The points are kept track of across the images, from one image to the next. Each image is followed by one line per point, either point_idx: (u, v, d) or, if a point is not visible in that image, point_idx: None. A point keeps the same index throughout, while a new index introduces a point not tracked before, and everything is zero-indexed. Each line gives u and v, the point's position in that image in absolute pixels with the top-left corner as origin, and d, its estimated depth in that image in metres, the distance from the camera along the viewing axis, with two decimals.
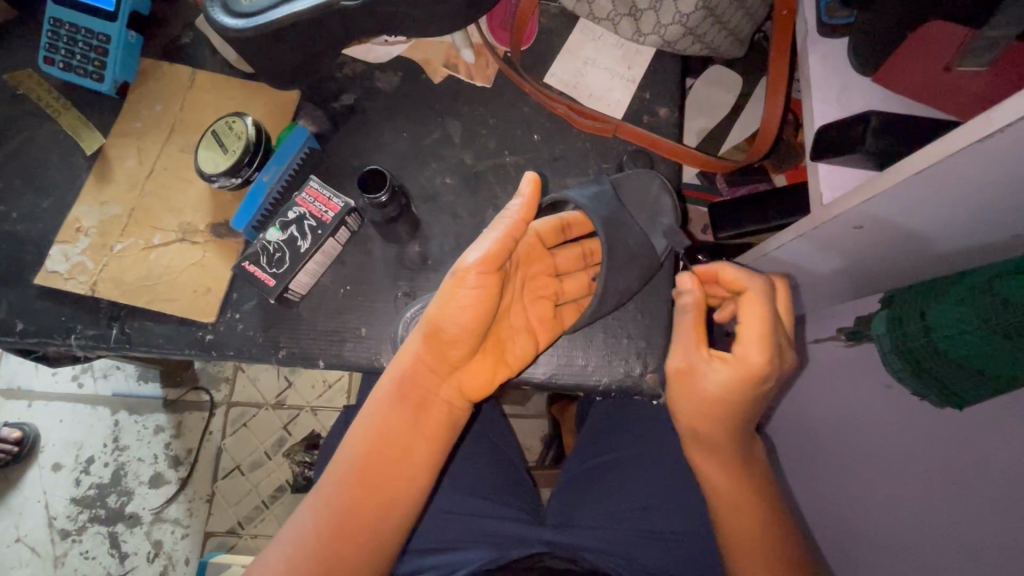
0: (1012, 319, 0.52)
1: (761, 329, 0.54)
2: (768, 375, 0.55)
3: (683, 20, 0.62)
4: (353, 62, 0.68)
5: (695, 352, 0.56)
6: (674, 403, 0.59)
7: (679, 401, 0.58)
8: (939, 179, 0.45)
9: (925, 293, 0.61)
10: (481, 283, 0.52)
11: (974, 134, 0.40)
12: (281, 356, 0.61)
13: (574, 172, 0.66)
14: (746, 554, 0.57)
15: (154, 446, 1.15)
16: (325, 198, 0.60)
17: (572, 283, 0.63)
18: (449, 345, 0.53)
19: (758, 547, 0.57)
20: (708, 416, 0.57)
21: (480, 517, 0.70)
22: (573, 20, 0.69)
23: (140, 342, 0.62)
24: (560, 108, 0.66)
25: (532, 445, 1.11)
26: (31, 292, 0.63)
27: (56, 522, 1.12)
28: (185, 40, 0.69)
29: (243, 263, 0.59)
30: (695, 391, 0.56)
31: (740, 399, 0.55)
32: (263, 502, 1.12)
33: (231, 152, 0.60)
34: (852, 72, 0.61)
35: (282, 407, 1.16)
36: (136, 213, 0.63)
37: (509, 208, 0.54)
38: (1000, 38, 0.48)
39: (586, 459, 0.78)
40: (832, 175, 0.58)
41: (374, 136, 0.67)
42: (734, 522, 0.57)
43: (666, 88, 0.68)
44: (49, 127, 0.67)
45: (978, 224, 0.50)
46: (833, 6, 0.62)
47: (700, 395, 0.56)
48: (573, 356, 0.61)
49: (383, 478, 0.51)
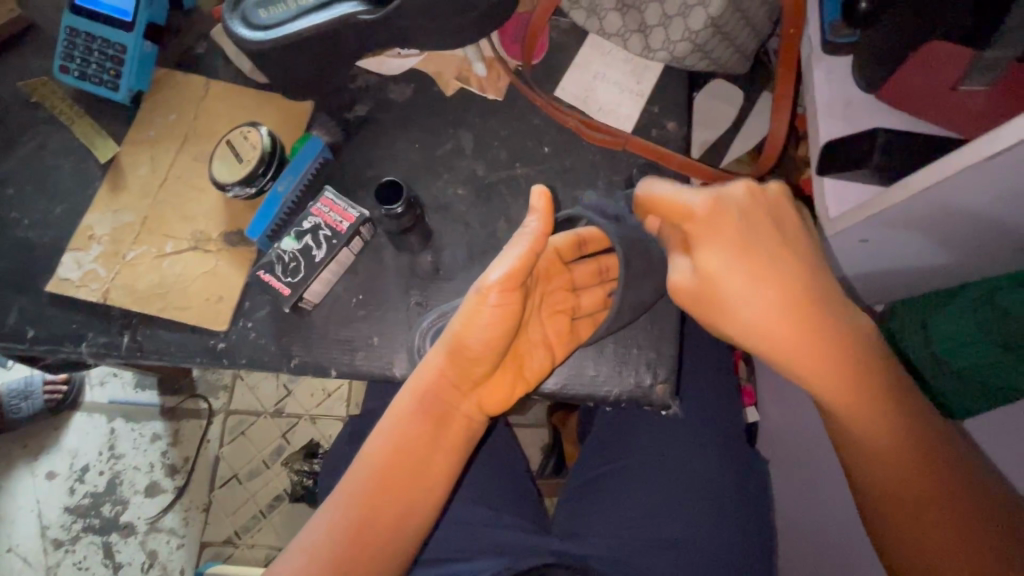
0: (1010, 331, 0.52)
1: (671, 193, 0.49)
2: (741, 262, 0.47)
3: (692, 36, 0.64)
4: (366, 73, 0.69)
5: (753, 185, 0.49)
6: (705, 319, 0.50)
7: (703, 317, 0.50)
8: (943, 195, 0.46)
9: (923, 306, 0.62)
10: (504, 300, 0.52)
11: (978, 154, 0.42)
12: (293, 365, 0.62)
13: (584, 184, 0.67)
14: (891, 508, 0.49)
15: (151, 454, 1.14)
16: (341, 208, 0.61)
17: (588, 297, 0.63)
18: (472, 361, 0.54)
19: (907, 480, 0.48)
20: (794, 256, 0.47)
21: (487, 527, 0.71)
22: (583, 36, 0.70)
23: (150, 351, 0.62)
24: (571, 122, 0.66)
25: (532, 454, 1.12)
26: (40, 300, 0.63)
27: (49, 531, 1.11)
28: (199, 50, 0.69)
29: (258, 272, 0.60)
30: (772, 209, 0.48)
31: (754, 274, 0.46)
32: (261, 511, 1.11)
33: (247, 161, 0.60)
34: (856, 88, 0.63)
35: (281, 415, 1.15)
36: (150, 221, 0.64)
37: (528, 225, 0.54)
38: (1000, 57, 0.49)
39: (590, 469, 0.77)
40: (841, 190, 0.60)
41: (386, 147, 0.68)
42: (875, 454, 0.49)
43: (674, 102, 0.69)
44: (61, 134, 0.67)
45: (984, 237, 0.51)
46: (836, 26, 0.63)
47: (778, 215, 0.48)
48: (583, 367, 0.61)
49: (403, 490, 0.51)
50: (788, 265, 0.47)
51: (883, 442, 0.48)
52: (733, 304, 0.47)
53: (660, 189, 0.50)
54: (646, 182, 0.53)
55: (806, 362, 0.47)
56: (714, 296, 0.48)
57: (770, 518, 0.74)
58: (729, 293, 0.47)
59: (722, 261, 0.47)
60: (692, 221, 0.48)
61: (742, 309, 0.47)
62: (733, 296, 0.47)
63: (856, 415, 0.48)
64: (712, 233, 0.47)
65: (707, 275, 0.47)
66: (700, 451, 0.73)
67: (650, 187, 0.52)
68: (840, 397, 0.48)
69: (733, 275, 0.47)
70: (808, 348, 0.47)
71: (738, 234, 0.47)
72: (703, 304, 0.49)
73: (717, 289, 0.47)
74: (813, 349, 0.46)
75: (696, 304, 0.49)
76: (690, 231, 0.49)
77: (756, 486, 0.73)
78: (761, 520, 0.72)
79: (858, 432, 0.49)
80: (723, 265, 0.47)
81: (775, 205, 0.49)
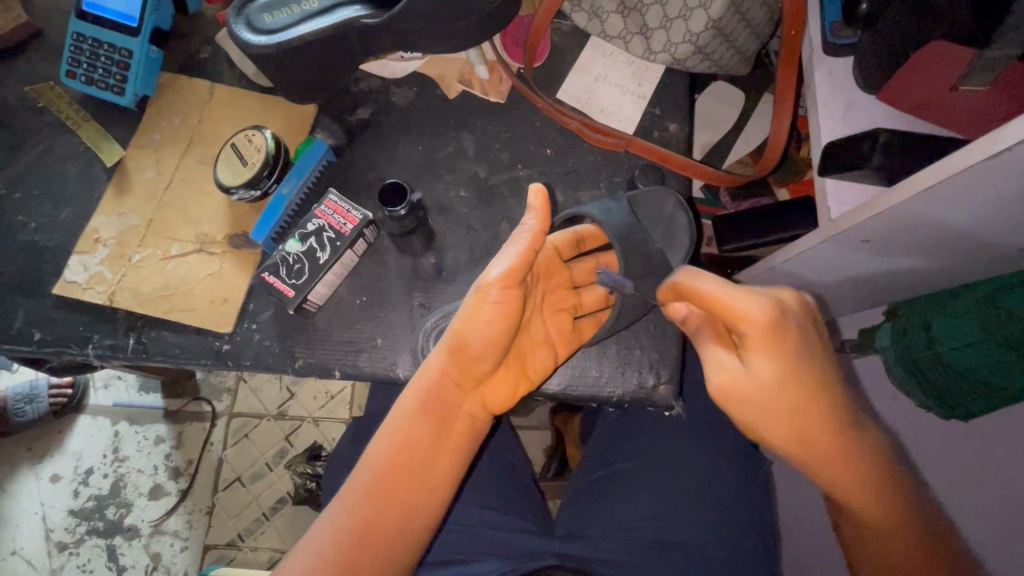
0: (1010, 332, 0.53)
1: (730, 295, 0.47)
2: (793, 374, 0.48)
3: (693, 38, 0.64)
4: (369, 76, 0.69)
5: (790, 295, 0.50)
6: (738, 413, 0.51)
7: (739, 412, 0.51)
8: (946, 194, 0.46)
9: (926, 307, 0.63)
10: (504, 297, 0.53)
11: (981, 152, 0.41)
12: (297, 366, 0.62)
13: (585, 186, 0.67)
14: None
15: (155, 457, 1.14)
16: (344, 210, 0.61)
17: (588, 296, 0.64)
18: (474, 359, 0.54)
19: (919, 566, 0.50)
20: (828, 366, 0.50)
21: (492, 528, 0.71)
22: (584, 38, 0.71)
23: (155, 353, 0.62)
24: (572, 123, 0.67)
25: (535, 456, 1.12)
26: (45, 302, 0.64)
27: (53, 534, 1.11)
28: (204, 54, 0.70)
29: (263, 274, 0.60)
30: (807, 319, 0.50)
31: (796, 387, 0.48)
32: (265, 514, 1.11)
33: (251, 163, 0.61)
34: (857, 89, 0.63)
35: (284, 418, 1.15)
36: (154, 224, 0.64)
37: (525, 223, 0.55)
38: (1001, 58, 0.49)
39: (593, 470, 0.77)
40: (841, 190, 0.60)
41: (389, 150, 0.68)
42: (885, 541, 0.52)
43: (675, 104, 0.69)
44: (67, 137, 0.68)
45: (990, 239, 0.51)
46: (837, 27, 0.64)
47: (812, 325, 0.50)
48: (586, 368, 0.62)
49: (408, 492, 0.51)
50: (822, 378, 0.49)
51: (894, 533, 0.51)
52: (772, 402, 0.49)
53: (710, 286, 0.49)
54: (688, 272, 0.51)
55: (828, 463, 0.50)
56: (761, 400, 0.49)
57: (774, 520, 0.74)
58: (770, 396, 0.49)
59: (777, 374, 0.48)
60: (748, 327, 0.47)
61: (781, 412, 0.49)
62: (777, 401, 0.49)
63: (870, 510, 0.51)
64: (770, 345, 0.47)
65: (760, 381, 0.48)
66: (703, 452, 0.73)
67: (695, 279, 0.50)
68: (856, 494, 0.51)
69: (782, 384, 0.48)
70: (833, 453, 0.50)
71: (790, 348, 0.47)
72: (741, 403, 0.50)
73: (761, 392, 0.49)
74: (836, 453, 0.50)
75: (734, 401, 0.50)
76: (745, 335, 0.48)
77: (759, 487, 0.73)
78: (765, 521, 0.72)
79: (869, 524, 0.52)
80: (777, 373, 0.48)
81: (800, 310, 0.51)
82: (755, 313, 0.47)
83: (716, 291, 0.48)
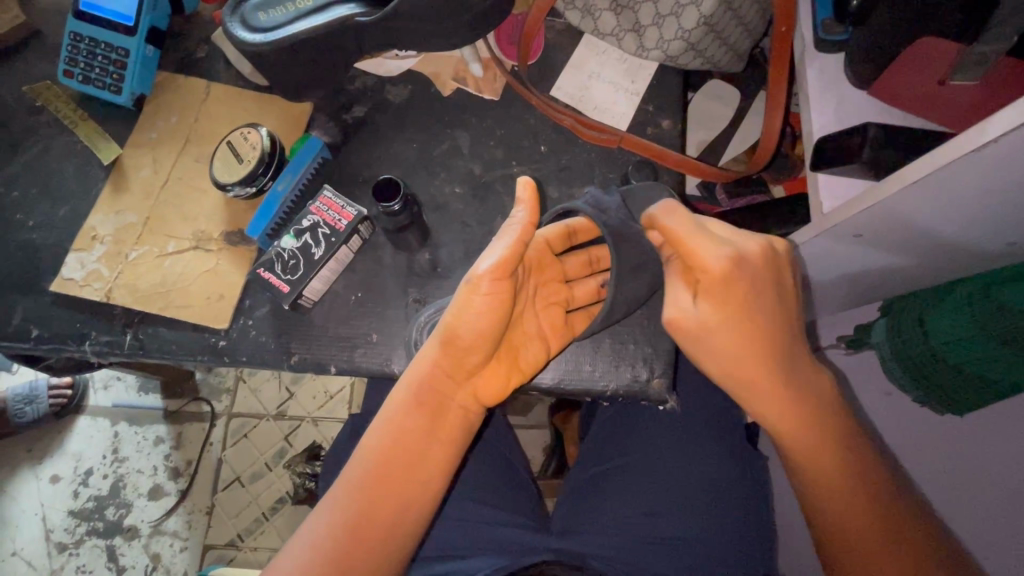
0: (1007, 327, 0.53)
1: (693, 240, 0.50)
2: (741, 324, 0.50)
3: (685, 35, 0.64)
4: (365, 75, 0.70)
5: (764, 245, 0.51)
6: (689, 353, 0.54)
7: (689, 352, 0.53)
8: (938, 186, 0.46)
9: (919, 305, 0.63)
10: (494, 289, 0.53)
11: (971, 143, 0.42)
12: (293, 362, 0.62)
13: (579, 183, 0.68)
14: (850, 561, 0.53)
15: (154, 457, 1.15)
16: (339, 206, 0.62)
17: (580, 289, 0.64)
18: (466, 351, 0.54)
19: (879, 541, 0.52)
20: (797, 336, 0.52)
21: (488, 524, 0.71)
22: (577, 36, 0.71)
23: (152, 350, 0.62)
24: (566, 120, 0.67)
25: (534, 455, 1.12)
26: (43, 301, 0.64)
27: (53, 534, 1.12)
28: (201, 54, 0.70)
29: (258, 270, 0.61)
30: (773, 270, 0.51)
31: (742, 336, 0.50)
32: (263, 514, 1.11)
33: (247, 160, 0.61)
34: (849, 85, 0.64)
35: (283, 417, 1.16)
36: (151, 222, 0.65)
37: (515, 217, 0.55)
38: (990, 53, 0.50)
39: (590, 466, 0.78)
40: (833, 184, 0.61)
41: (384, 147, 0.68)
42: (849, 523, 0.53)
43: (668, 101, 0.70)
44: (65, 137, 0.68)
45: (982, 232, 0.51)
46: (828, 23, 0.64)
47: (776, 276, 0.51)
48: (580, 363, 0.62)
49: (401, 484, 0.52)
50: (779, 337, 0.51)
51: (863, 518, 0.52)
52: (724, 351, 0.51)
53: (674, 225, 0.51)
54: (662, 206, 0.53)
55: (797, 438, 0.52)
56: (709, 346, 0.51)
57: (770, 515, 0.74)
58: (719, 340, 0.50)
59: (723, 321, 0.50)
60: (704, 270, 0.50)
61: (732, 366, 0.51)
62: (732, 353, 0.51)
63: (836, 490, 0.53)
64: (723, 291, 0.49)
65: (705, 325, 0.50)
66: (699, 448, 0.74)
67: (665, 215, 0.51)
68: (823, 471, 0.53)
69: (731, 329, 0.50)
70: (805, 424, 0.52)
71: (739, 292, 0.49)
72: (687, 342, 0.52)
73: (709, 335, 0.51)
74: (810, 427, 0.52)
75: (687, 340, 0.52)
76: (701, 279, 0.50)
77: (755, 482, 0.74)
78: (761, 517, 0.72)
79: (835, 507, 0.53)
80: (724, 318, 0.50)
81: (771, 263, 0.52)
82: (714, 259, 0.49)
83: (682, 234, 0.50)
